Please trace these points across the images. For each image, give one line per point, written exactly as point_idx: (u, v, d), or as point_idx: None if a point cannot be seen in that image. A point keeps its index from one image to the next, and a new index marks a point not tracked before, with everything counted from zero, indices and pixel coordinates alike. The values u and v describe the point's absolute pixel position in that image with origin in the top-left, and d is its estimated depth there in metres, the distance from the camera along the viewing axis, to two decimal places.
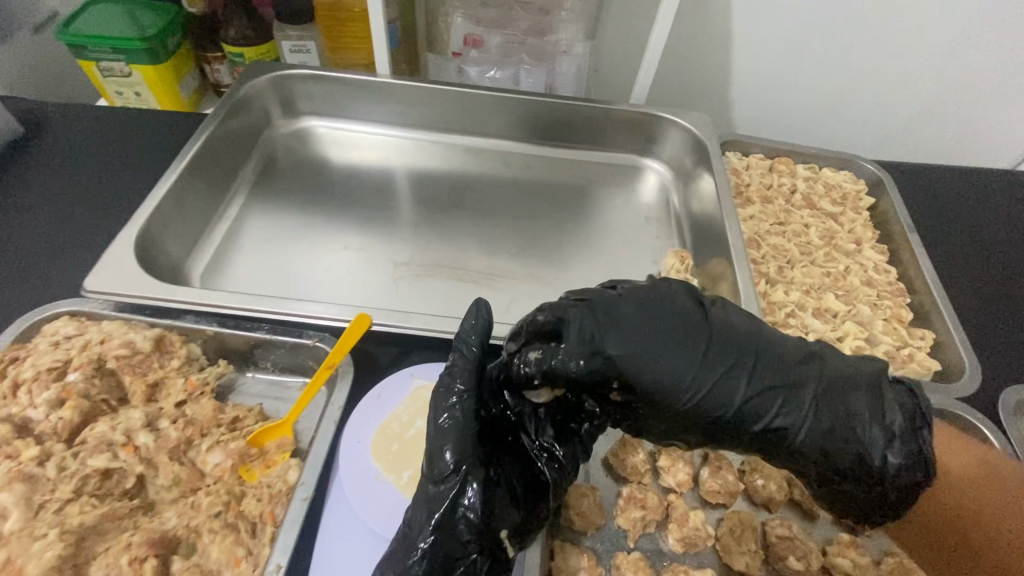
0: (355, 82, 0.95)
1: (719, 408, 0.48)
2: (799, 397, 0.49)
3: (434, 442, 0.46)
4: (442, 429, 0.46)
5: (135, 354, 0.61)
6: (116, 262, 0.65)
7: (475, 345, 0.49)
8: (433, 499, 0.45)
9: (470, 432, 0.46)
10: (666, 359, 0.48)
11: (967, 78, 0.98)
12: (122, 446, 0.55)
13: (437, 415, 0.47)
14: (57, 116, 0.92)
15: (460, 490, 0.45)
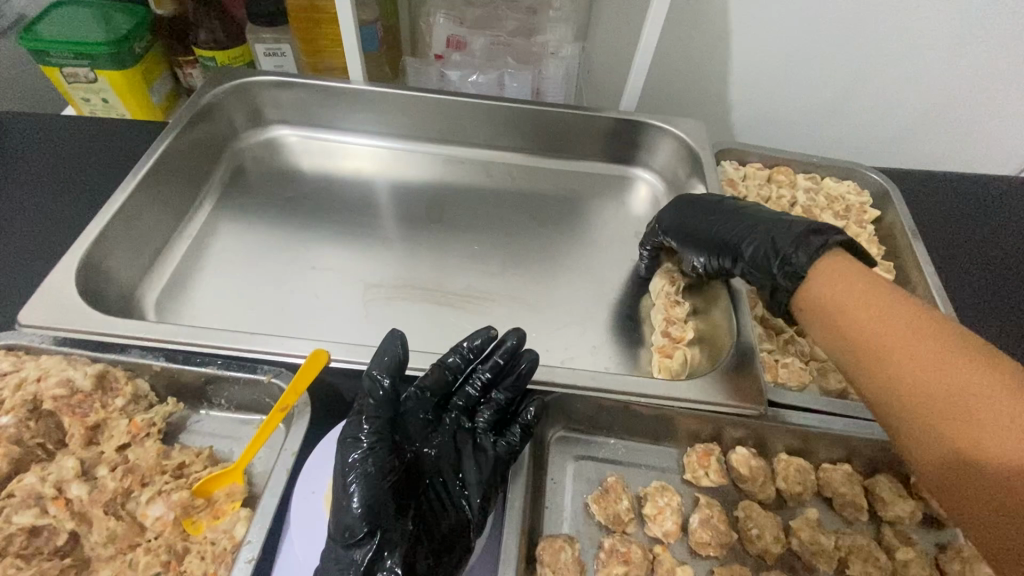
0: (325, 89, 0.89)
1: (703, 230, 0.66)
2: (746, 225, 0.63)
3: (344, 504, 0.46)
4: (351, 485, 0.46)
5: (74, 394, 0.56)
6: (56, 292, 0.60)
7: (386, 380, 0.50)
8: (345, 562, 0.45)
9: (379, 489, 0.46)
10: (690, 214, 0.69)
11: (982, 80, 0.92)
12: (52, 501, 0.50)
13: (344, 476, 0.47)
14: (13, 126, 0.87)
15: (376, 552, 0.45)
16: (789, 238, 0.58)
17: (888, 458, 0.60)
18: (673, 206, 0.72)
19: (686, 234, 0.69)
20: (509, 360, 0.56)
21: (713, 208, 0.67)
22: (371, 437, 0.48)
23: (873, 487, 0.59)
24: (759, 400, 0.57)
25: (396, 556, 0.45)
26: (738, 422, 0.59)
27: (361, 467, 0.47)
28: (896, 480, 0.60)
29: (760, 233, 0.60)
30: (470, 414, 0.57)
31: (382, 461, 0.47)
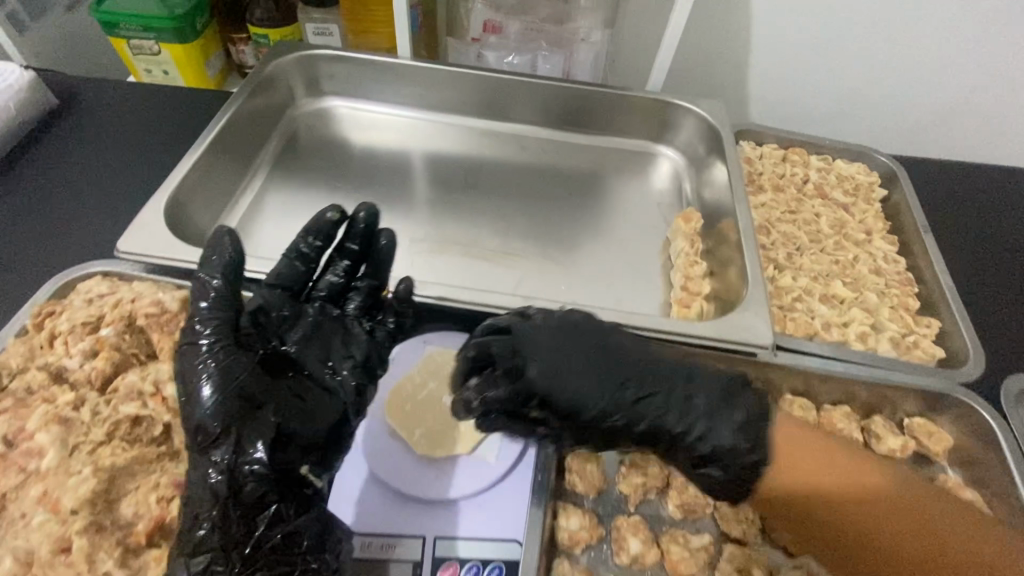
0: (373, 63, 0.97)
1: (597, 412, 0.49)
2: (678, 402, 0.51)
3: (195, 404, 0.48)
4: (202, 386, 0.48)
5: (164, 313, 0.64)
6: (147, 226, 0.68)
7: (217, 279, 0.51)
8: (209, 463, 0.47)
9: (231, 384, 0.49)
10: (563, 366, 0.50)
11: (979, 70, 0.99)
12: (151, 396, 0.58)
13: (193, 380, 0.49)
14: (93, 90, 0.96)
15: (240, 446, 0.47)
16: (736, 414, 0.51)
17: (883, 401, 0.67)
18: (542, 349, 0.50)
19: (582, 410, 0.50)
20: (362, 245, 0.60)
21: (589, 362, 0.51)
22: (213, 342, 0.50)
23: (869, 426, 0.66)
24: (765, 338, 0.64)
25: (259, 446, 0.47)
26: (749, 361, 0.65)
27: (214, 363, 0.49)
28: (890, 422, 0.67)
29: (715, 412, 0.51)
30: (334, 303, 0.60)
31: (229, 361, 0.50)
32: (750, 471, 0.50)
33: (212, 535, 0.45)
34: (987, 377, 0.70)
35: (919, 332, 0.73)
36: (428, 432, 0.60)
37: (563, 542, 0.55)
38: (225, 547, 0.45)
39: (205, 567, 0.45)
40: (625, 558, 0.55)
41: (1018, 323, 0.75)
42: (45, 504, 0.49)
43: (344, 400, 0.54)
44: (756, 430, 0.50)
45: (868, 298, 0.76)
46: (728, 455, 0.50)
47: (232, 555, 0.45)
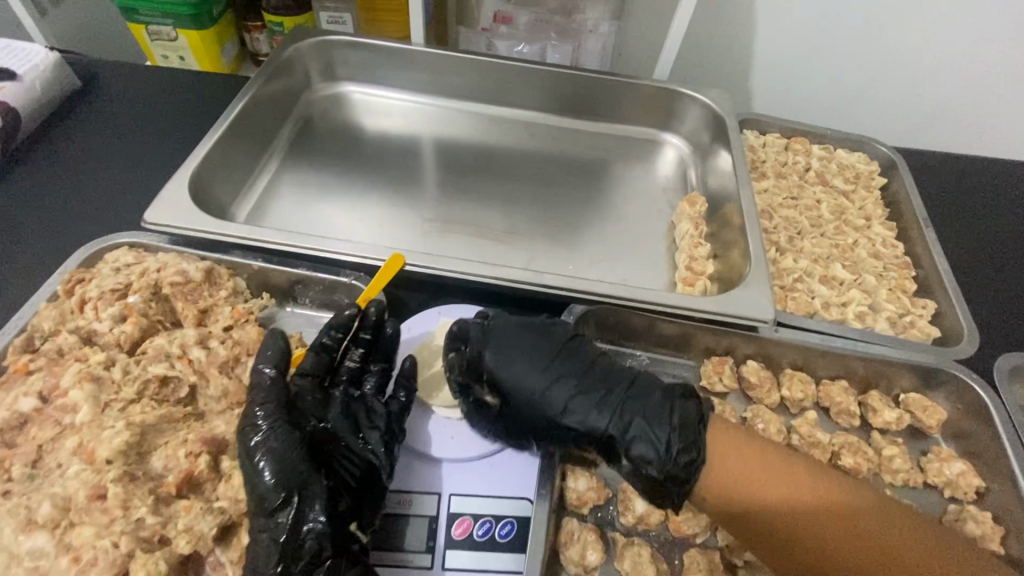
0: (388, 50, 1.00)
1: (532, 402, 0.57)
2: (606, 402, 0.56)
3: (257, 481, 0.50)
4: (261, 465, 0.51)
5: (188, 283, 0.66)
6: (172, 199, 0.71)
7: (269, 369, 0.56)
8: (272, 530, 0.49)
9: (288, 456, 0.51)
10: (516, 359, 0.59)
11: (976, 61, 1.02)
12: (178, 358, 0.61)
13: (252, 458, 0.51)
14: (114, 72, 0.98)
15: (299, 513, 0.49)
16: (662, 422, 0.54)
17: (880, 376, 0.69)
18: (503, 341, 0.60)
19: (521, 399, 0.58)
20: (375, 334, 0.63)
21: (541, 358, 0.59)
22: (267, 422, 0.53)
23: (867, 399, 0.69)
24: (766, 313, 0.66)
25: (318, 508, 0.50)
26: (751, 335, 0.68)
27: (269, 443, 0.51)
28: (886, 396, 0.70)
29: (647, 421, 0.55)
30: (357, 385, 0.62)
31: (284, 436, 0.52)
32: (660, 472, 0.52)
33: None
34: (981, 355, 0.72)
35: (916, 312, 0.75)
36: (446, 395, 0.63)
37: (571, 502, 0.58)
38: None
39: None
40: (630, 518, 0.57)
41: (1011, 305, 0.78)
42: (81, 455, 0.52)
43: (380, 464, 0.55)
44: (684, 442, 0.53)
45: (866, 280, 0.79)
46: (640, 450, 0.53)
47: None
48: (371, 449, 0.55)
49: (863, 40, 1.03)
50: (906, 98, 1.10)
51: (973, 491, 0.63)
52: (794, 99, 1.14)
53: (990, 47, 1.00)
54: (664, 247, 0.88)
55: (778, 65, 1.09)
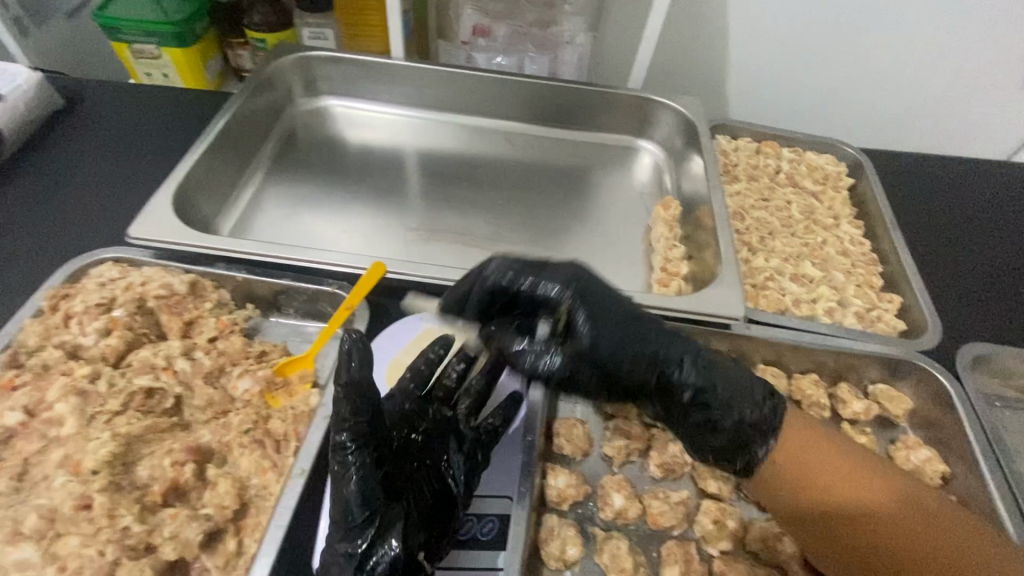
0: (369, 65, 1.02)
1: (607, 343, 0.53)
2: (693, 359, 0.53)
3: (343, 493, 0.50)
4: (349, 481, 0.50)
5: (173, 296, 0.67)
6: (155, 213, 0.72)
7: (353, 381, 0.51)
8: (351, 545, 0.49)
9: (374, 478, 0.50)
10: (598, 307, 0.54)
11: (933, 62, 1.08)
12: (163, 370, 0.62)
13: (340, 475, 0.50)
14: (97, 91, 1.00)
15: (380, 534, 0.50)
16: (752, 392, 0.53)
17: (848, 369, 0.72)
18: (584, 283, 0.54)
19: (598, 341, 0.53)
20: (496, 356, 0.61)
21: (620, 310, 0.54)
22: (352, 442, 0.51)
23: (837, 391, 0.71)
24: (738, 310, 0.68)
25: (395, 536, 0.49)
26: (723, 333, 0.70)
27: (358, 462, 0.50)
28: (854, 388, 0.72)
29: (735, 385, 0.53)
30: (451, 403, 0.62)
31: (373, 456, 0.51)
32: (747, 426, 0.53)
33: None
34: (945, 346, 0.75)
35: (882, 307, 0.78)
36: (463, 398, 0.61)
37: (552, 499, 0.59)
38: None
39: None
40: (610, 513, 0.59)
41: (972, 296, 0.81)
42: (68, 466, 0.53)
43: (457, 492, 0.55)
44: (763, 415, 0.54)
45: (835, 277, 0.81)
46: (732, 415, 0.52)
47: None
48: (453, 475, 0.55)
49: (828, 45, 1.07)
50: (870, 99, 1.15)
51: (938, 477, 0.65)
52: (766, 103, 1.18)
53: (946, 48, 1.06)
54: (642, 250, 0.90)
55: (749, 70, 1.13)
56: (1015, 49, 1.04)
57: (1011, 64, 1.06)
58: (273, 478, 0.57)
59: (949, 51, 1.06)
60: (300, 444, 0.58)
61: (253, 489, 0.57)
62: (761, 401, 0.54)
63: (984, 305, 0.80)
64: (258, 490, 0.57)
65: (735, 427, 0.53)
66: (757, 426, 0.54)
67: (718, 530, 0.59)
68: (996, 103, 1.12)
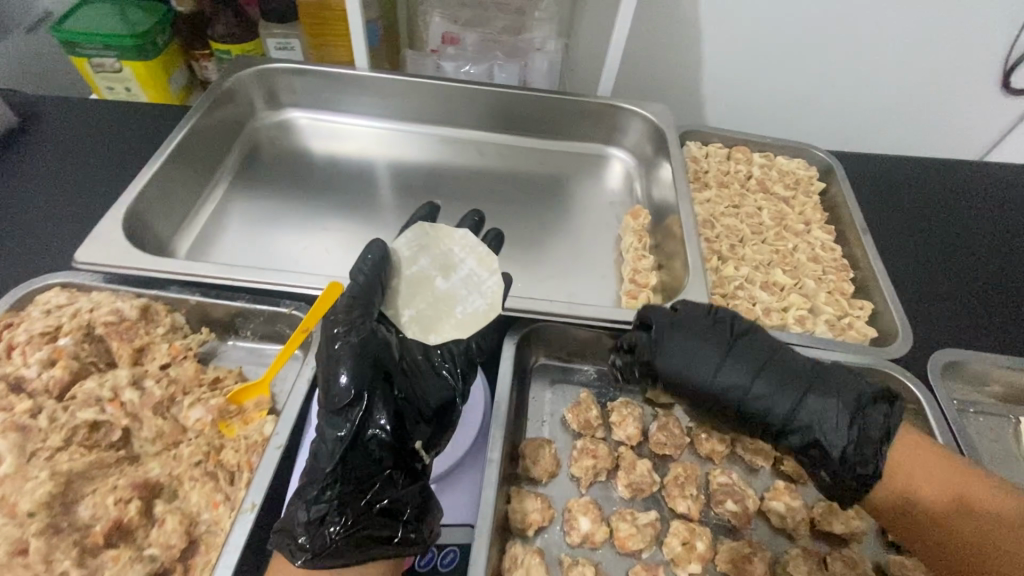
0: (333, 76, 1.00)
1: (739, 382, 0.60)
2: (781, 388, 0.59)
3: (333, 378, 0.52)
4: (342, 363, 0.52)
5: (122, 322, 0.64)
6: (103, 236, 0.70)
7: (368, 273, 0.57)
8: (339, 423, 0.52)
9: (366, 360, 0.53)
10: (691, 350, 0.60)
11: (901, 64, 1.08)
12: (109, 402, 0.59)
13: (331, 352, 0.53)
14: (51, 108, 0.97)
15: (371, 422, 0.52)
16: (843, 423, 0.56)
17: None
18: (685, 327, 0.61)
19: (682, 372, 0.61)
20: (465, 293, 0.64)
21: (724, 344, 0.61)
22: (344, 330, 0.54)
23: None
24: None
25: (383, 416, 0.53)
26: None
27: (346, 343, 0.53)
28: None
29: (820, 409, 0.58)
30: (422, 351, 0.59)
31: (366, 337, 0.54)
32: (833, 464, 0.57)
33: (327, 490, 0.50)
34: (916, 353, 0.74)
35: (853, 314, 0.77)
36: (418, 313, 0.60)
37: (517, 524, 0.57)
38: (342, 500, 0.50)
39: (323, 514, 0.49)
40: (576, 537, 0.57)
41: (943, 301, 0.81)
42: (4, 508, 0.51)
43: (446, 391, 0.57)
44: (863, 451, 0.56)
45: (806, 285, 0.81)
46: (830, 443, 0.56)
47: (348, 506, 0.50)
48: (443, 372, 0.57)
49: (798, 47, 1.07)
50: (841, 100, 1.15)
51: None
52: (738, 106, 1.18)
53: (915, 49, 1.06)
54: (613, 260, 0.89)
55: (720, 73, 1.12)
56: (981, 50, 1.05)
57: (978, 64, 1.07)
58: (225, 512, 0.55)
59: (918, 52, 1.06)
60: (252, 476, 0.56)
61: (203, 524, 0.55)
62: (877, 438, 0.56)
63: (954, 310, 0.80)
64: (208, 525, 0.55)
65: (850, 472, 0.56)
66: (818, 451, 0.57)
67: (687, 552, 0.57)
68: (963, 104, 1.13)
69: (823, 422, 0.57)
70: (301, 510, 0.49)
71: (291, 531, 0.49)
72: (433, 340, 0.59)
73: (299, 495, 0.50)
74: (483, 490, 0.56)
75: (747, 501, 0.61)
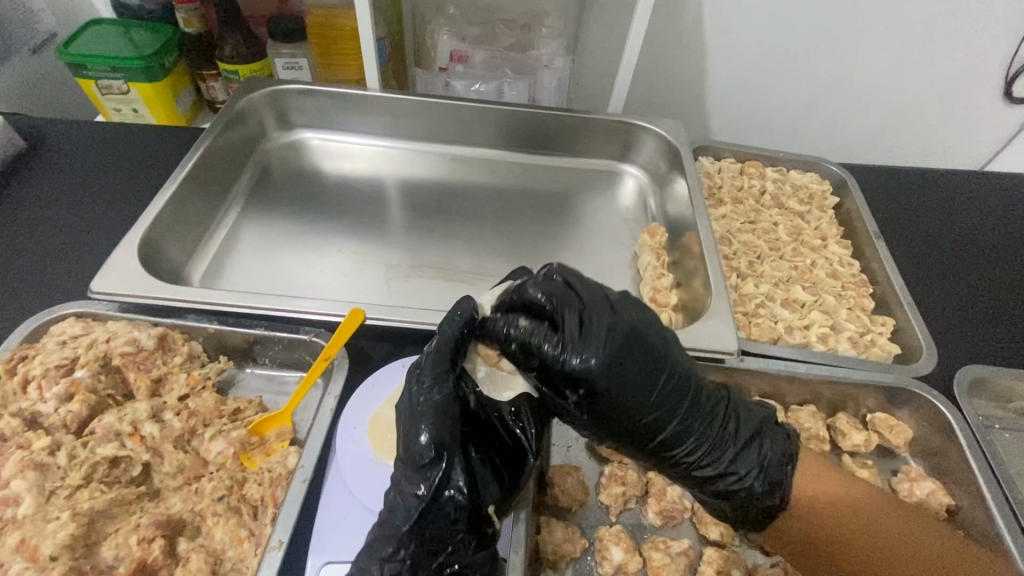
0: (343, 96, 0.99)
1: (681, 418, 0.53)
2: (713, 426, 0.54)
3: (413, 434, 0.49)
4: (423, 420, 0.49)
5: (140, 352, 0.63)
6: (119, 266, 0.69)
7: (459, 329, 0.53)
8: (415, 482, 0.49)
9: (449, 417, 0.50)
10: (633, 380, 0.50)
11: (909, 76, 1.09)
12: (129, 436, 0.58)
13: (415, 409, 0.50)
14: (60, 132, 0.96)
15: (451, 484, 0.49)
16: (776, 463, 0.55)
17: (845, 399, 0.71)
18: (620, 347, 0.50)
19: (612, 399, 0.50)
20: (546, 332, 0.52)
21: (668, 370, 0.51)
22: (432, 382, 0.50)
23: (835, 423, 0.70)
24: (731, 344, 0.67)
25: (462, 477, 0.49)
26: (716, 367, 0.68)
27: (431, 400, 0.50)
28: (852, 418, 0.71)
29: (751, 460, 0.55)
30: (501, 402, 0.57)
31: (449, 392, 0.50)
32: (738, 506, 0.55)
33: (402, 547, 0.48)
34: (941, 370, 0.74)
35: (876, 330, 0.77)
36: (494, 369, 0.57)
37: (548, 556, 0.56)
38: (414, 561, 0.48)
39: (395, 574, 0.47)
40: (609, 568, 0.56)
41: (964, 315, 0.81)
42: (24, 552, 0.49)
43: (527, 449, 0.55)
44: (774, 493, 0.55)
45: (826, 301, 0.80)
46: (761, 484, 0.54)
47: (421, 568, 0.48)
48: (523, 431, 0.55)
49: (806, 60, 1.07)
50: (850, 110, 1.15)
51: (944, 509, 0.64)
52: (747, 118, 1.18)
53: (921, 61, 1.06)
54: (631, 279, 0.88)
55: (729, 86, 1.13)
56: (986, 61, 1.05)
57: (983, 75, 1.07)
58: (250, 550, 0.54)
59: (924, 64, 1.07)
60: (277, 511, 0.55)
61: (228, 562, 0.53)
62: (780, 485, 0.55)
63: (976, 325, 0.79)
64: (233, 563, 0.53)
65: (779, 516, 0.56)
66: (745, 480, 0.55)
67: None
68: (970, 114, 1.14)
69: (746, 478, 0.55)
70: (373, 567, 0.48)
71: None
72: (506, 398, 0.57)
73: (369, 549, 0.49)
74: (515, 521, 0.55)
75: None
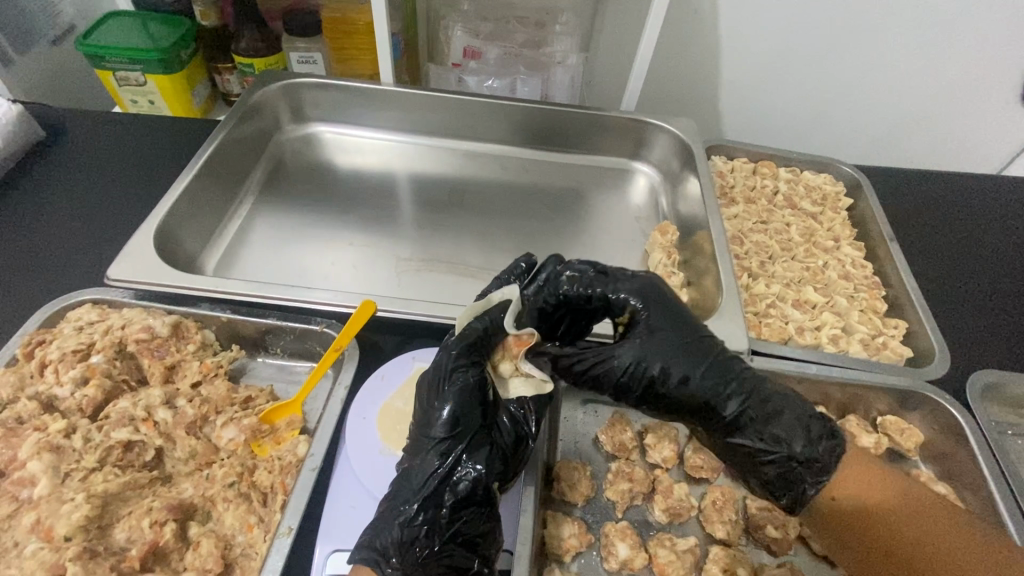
0: (356, 91, 1.00)
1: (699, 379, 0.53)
2: (744, 387, 0.53)
3: (437, 409, 0.51)
4: (443, 399, 0.52)
5: (154, 339, 0.64)
6: (137, 254, 0.70)
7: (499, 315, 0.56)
8: (433, 458, 0.50)
9: (472, 399, 0.52)
10: (676, 348, 0.53)
11: (925, 78, 1.07)
12: (143, 421, 0.59)
13: (438, 384, 0.52)
14: (79, 122, 0.97)
15: (472, 455, 0.51)
16: (802, 413, 0.54)
17: (857, 401, 0.70)
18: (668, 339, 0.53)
19: (642, 355, 0.53)
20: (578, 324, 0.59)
21: (695, 341, 0.54)
22: (457, 365, 0.53)
23: (844, 424, 0.69)
24: (742, 344, 0.66)
25: (478, 457, 0.51)
26: None
27: (454, 382, 0.52)
28: (862, 420, 0.70)
29: (775, 418, 0.53)
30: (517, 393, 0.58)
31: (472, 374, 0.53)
32: (798, 454, 0.52)
33: (421, 512, 0.48)
34: (953, 374, 0.73)
35: (888, 333, 0.76)
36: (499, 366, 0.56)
37: (554, 550, 0.56)
38: (431, 525, 0.48)
39: (413, 537, 0.48)
40: (614, 563, 0.57)
41: (978, 320, 0.80)
42: (39, 532, 0.51)
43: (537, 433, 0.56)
44: (816, 448, 0.53)
45: (838, 303, 0.80)
46: (796, 433, 0.53)
47: (435, 534, 0.48)
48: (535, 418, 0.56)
49: (823, 59, 1.06)
50: (865, 112, 1.14)
51: None
52: (760, 118, 1.17)
53: (939, 63, 1.05)
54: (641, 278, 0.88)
55: (743, 85, 1.12)
56: (1007, 63, 1.04)
57: (1005, 77, 1.05)
58: (260, 536, 0.54)
59: (942, 65, 1.05)
60: (286, 499, 0.55)
61: (238, 548, 0.54)
62: (828, 453, 0.53)
63: (989, 329, 0.79)
64: (243, 548, 0.54)
65: (784, 471, 0.53)
66: (821, 465, 0.53)
67: None
68: (989, 116, 1.12)
69: (772, 437, 0.53)
70: (391, 530, 0.48)
71: (380, 550, 0.47)
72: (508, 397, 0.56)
73: (386, 517, 0.49)
74: (522, 513, 0.55)
75: (787, 527, 0.61)
